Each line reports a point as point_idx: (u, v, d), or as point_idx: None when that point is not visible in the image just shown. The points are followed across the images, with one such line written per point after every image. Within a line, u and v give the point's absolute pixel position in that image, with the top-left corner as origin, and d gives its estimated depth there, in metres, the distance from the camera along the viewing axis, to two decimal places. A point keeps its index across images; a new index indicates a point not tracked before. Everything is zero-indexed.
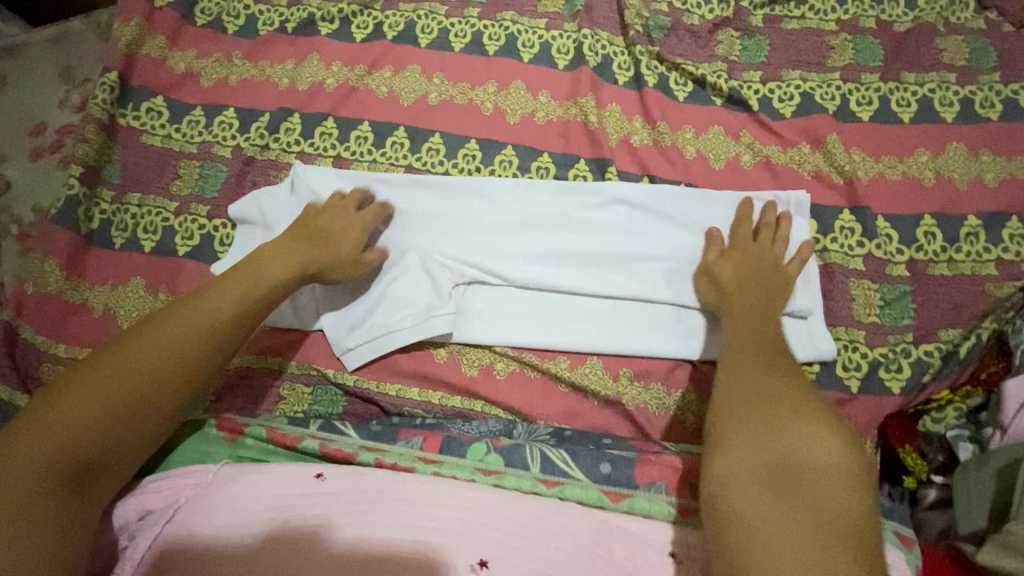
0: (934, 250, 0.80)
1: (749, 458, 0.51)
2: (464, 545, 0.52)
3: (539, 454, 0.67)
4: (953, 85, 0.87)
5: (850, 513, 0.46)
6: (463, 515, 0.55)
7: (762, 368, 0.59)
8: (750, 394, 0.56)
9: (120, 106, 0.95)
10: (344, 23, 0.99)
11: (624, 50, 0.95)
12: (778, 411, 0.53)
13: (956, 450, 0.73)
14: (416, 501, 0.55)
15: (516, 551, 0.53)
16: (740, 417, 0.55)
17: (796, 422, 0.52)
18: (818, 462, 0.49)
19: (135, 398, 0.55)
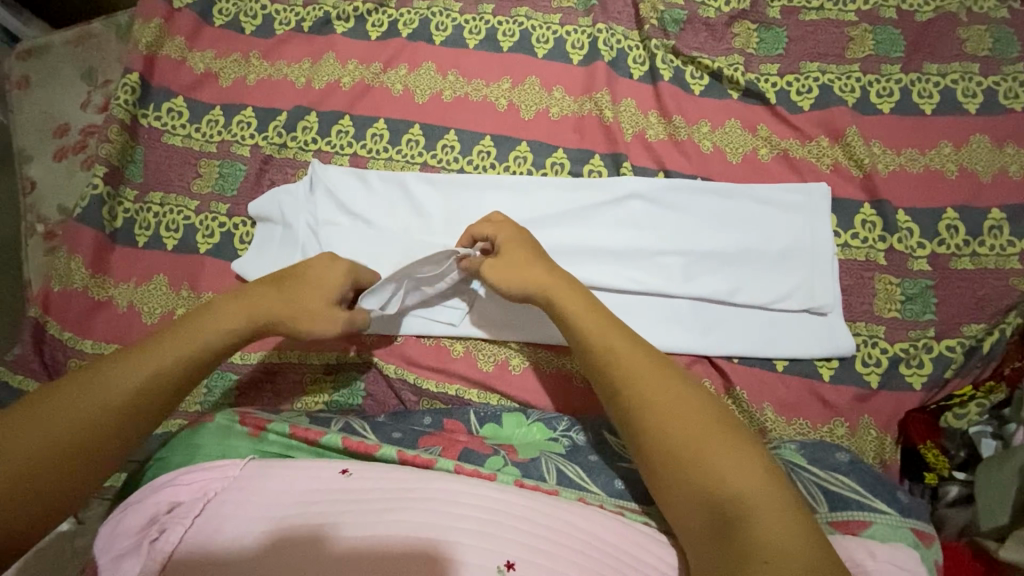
0: (958, 244, 0.79)
1: (681, 491, 0.51)
2: (491, 547, 0.52)
3: (555, 468, 0.68)
4: (976, 76, 0.86)
5: (785, 530, 0.45)
6: (488, 514, 0.55)
7: (656, 381, 0.57)
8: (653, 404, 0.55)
9: (141, 107, 0.96)
10: (359, 22, 1.00)
11: (639, 44, 0.94)
12: (706, 433, 0.52)
13: (979, 447, 0.71)
14: (441, 500, 0.55)
15: (541, 552, 0.53)
16: (653, 434, 0.54)
17: (700, 436, 0.52)
18: (728, 478, 0.49)
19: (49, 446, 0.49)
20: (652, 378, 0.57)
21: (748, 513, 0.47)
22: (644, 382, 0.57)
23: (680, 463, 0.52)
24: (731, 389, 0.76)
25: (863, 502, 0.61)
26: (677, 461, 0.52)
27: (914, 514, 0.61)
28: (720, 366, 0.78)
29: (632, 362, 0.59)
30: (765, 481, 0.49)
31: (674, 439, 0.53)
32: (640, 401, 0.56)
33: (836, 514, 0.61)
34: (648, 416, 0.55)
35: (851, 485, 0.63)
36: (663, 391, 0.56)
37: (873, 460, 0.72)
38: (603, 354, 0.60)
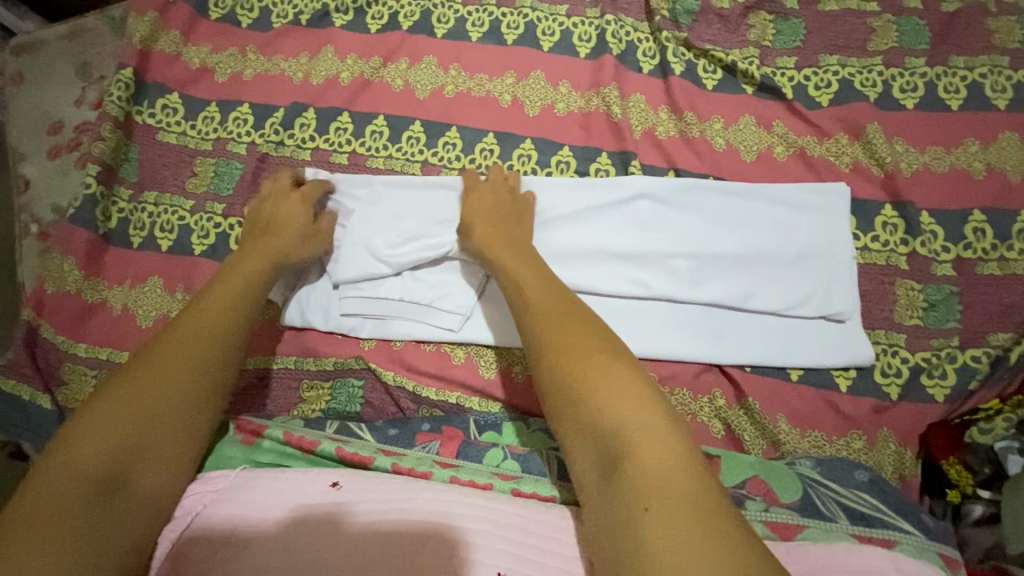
0: (984, 248, 0.75)
1: (588, 451, 0.48)
2: (485, 558, 0.50)
3: (557, 463, 0.67)
4: (1005, 69, 0.81)
5: (673, 466, 0.44)
6: (480, 523, 0.52)
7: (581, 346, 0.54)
8: (552, 340, 0.55)
9: (136, 103, 0.94)
10: (359, 14, 0.96)
11: (649, 37, 0.90)
12: (612, 381, 0.50)
13: (1006, 464, 0.65)
14: (432, 511, 0.53)
15: (535, 565, 0.50)
16: (549, 371, 0.54)
17: (592, 366, 0.52)
18: (616, 413, 0.48)
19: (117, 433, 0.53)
20: (582, 343, 0.54)
21: (648, 478, 0.44)
22: (571, 345, 0.54)
23: (575, 401, 0.51)
24: (743, 400, 0.73)
25: (879, 520, 0.58)
26: (588, 421, 0.49)
27: (940, 538, 0.58)
28: (730, 374, 0.74)
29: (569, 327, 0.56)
30: (654, 414, 0.48)
31: (591, 404, 0.49)
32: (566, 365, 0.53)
33: (859, 529, 0.58)
34: (552, 360, 0.54)
35: (870, 502, 0.60)
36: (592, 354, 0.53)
37: (891, 476, 0.69)
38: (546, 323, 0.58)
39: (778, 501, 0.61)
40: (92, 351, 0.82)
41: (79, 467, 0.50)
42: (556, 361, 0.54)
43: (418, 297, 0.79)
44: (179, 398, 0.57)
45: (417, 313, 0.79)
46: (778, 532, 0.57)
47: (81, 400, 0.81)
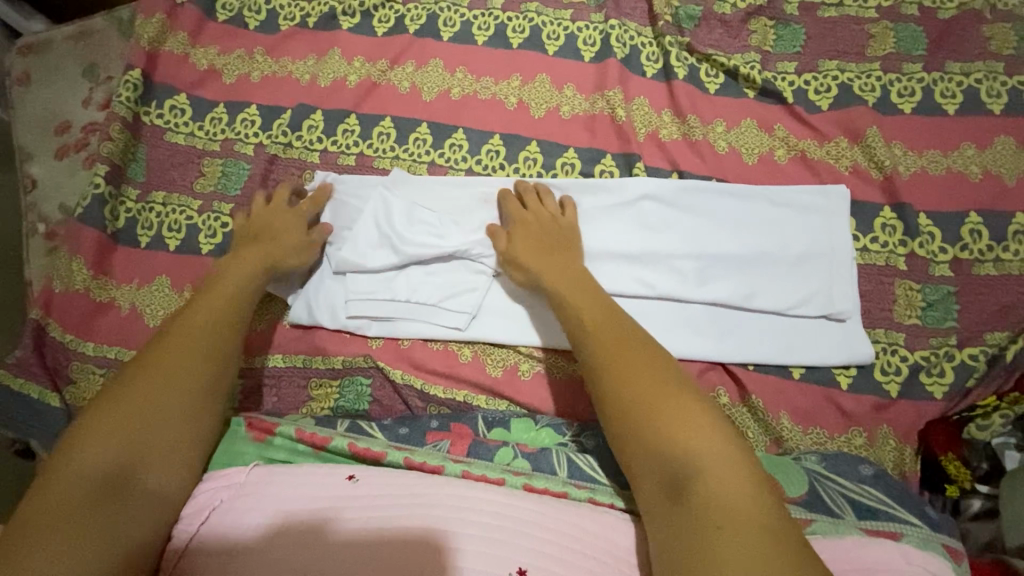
0: (981, 249, 0.76)
1: (655, 476, 0.51)
2: (503, 555, 0.51)
3: (567, 461, 0.67)
4: (1000, 75, 0.83)
5: (745, 498, 0.46)
6: (498, 520, 0.54)
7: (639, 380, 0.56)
8: (618, 367, 0.58)
9: (144, 104, 0.94)
10: (365, 17, 0.97)
11: (652, 41, 0.92)
12: (682, 411, 0.53)
13: (1002, 459, 0.69)
14: (450, 505, 0.54)
15: (551, 559, 0.52)
16: (616, 396, 0.56)
17: (659, 393, 0.55)
18: (686, 440, 0.51)
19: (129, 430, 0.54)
20: (643, 376, 0.57)
21: (710, 502, 0.46)
22: (637, 374, 0.57)
23: (642, 425, 0.53)
24: (747, 398, 0.74)
25: (882, 513, 0.60)
26: (657, 450, 0.51)
27: (942, 530, 0.60)
28: (734, 373, 0.76)
29: (623, 358, 0.59)
30: (724, 445, 0.51)
31: (655, 430, 0.52)
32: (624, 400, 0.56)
33: (866, 522, 0.59)
34: (619, 387, 0.57)
35: (874, 495, 0.62)
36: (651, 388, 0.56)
37: (892, 471, 0.70)
38: (594, 360, 0.60)
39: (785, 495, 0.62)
40: (101, 350, 0.83)
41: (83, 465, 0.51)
42: (623, 388, 0.56)
43: (425, 298, 0.80)
44: (169, 403, 0.57)
45: (425, 314, 0.80)
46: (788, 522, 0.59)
47: (89, 399, 0.81)
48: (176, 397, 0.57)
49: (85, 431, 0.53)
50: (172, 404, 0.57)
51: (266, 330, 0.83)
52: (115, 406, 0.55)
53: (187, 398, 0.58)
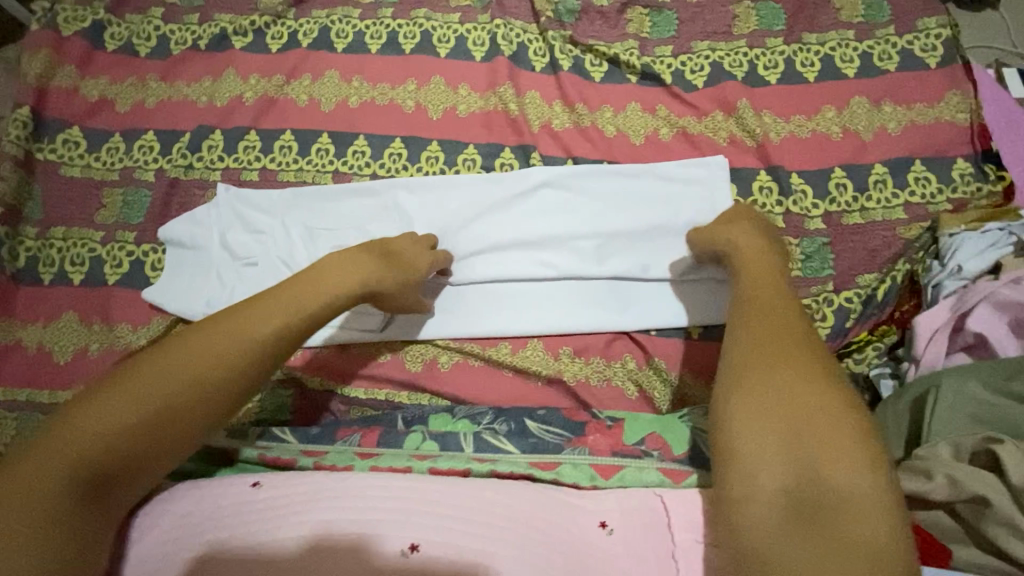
0: (847, 201, 0.83)
1: (772, 480, 0.47)
2: (393, 531, 0.54)
3: (473, 437, 0.69)
4: (851, 42, 0.91)
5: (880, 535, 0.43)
6: (387, 500, 0.57)
7: (805, 363, 0.52)
8: (774, 347, 0.54)
9: (35, 141, 0.93)
10: (257, 35, 0.99)
11: (538, 37, 0.96)
12: (838, 418, 0.49)
13: (879, 387, 0.76)
14: (346, 493, 0.57)
15: (441, 528, 0.55)
16: (772, 381, 0.51)
17: (823, 394, 0.50)
18: (836, 460, 0.46)
19: (112, 438, 0.50)
20: (809, 366, 0.52)
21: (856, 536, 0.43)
22: (786, 362, 0.52)
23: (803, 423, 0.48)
24: (651, 360, 0.79)
25: None
26: (803, 458, 0.47)
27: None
28: (639, 340, 0.80)
29: (797, 352, 0.53)
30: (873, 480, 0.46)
31: (829, 433, 0.48)
32: (797, 390, 0.50)
33: None
34: (776, 374, 0.52)
35: None
36: (815, 415, 0.49)
37: None
38: (762, 348, 0.54)
39: (671, 454, 0.66)
40: (8, 393, 0.81)
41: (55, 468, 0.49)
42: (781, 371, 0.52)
43: None
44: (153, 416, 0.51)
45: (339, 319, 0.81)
46: (670, 476, 0.63)
47: None
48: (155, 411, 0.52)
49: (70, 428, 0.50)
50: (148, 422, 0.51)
51: None
52: (102, 407, 0.51)
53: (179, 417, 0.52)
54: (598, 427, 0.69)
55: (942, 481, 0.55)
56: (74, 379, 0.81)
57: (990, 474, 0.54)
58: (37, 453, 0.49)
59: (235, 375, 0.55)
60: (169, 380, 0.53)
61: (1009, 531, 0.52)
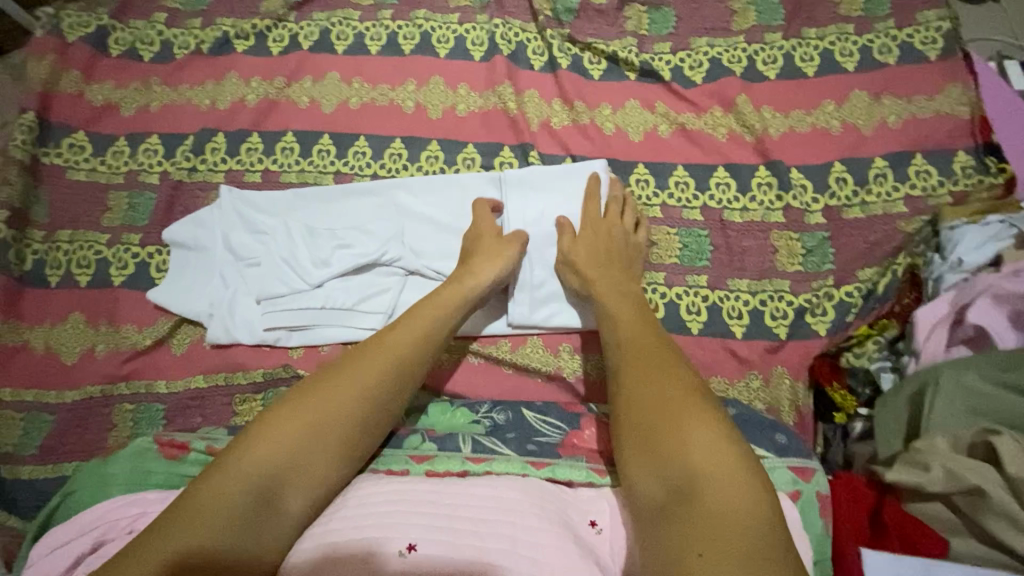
0: (847, 195, 0.83)
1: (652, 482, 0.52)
2: (395, 532, 0.54)
3: (471, 439, 0.69)
4: (851, 35, 0.91)
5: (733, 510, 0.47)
6: (393, 506, 0.56)
7: (656, 369, 0.59)
8: (631, 358, 0.62)
9: (41, 145, 0.94)
10: (259, 39, 1.00)
11: (537, 36, 0.96)
12: (684, 414, 0.54)
13: (880, 381, 0.75)
14: (350, 505, 0.57)
15: (441, 531, 0.54)
16: (629, 391, 0.58)
17: (665, 388, 0.57)
18: (689, 449, 0.51)
19: (300, 438, 0.57)
20: (647, 371, 0.59)
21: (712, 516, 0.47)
22: (636, 372, 0.60)
23: (652, 425, 0.55)
24: None
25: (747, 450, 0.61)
26: (665, 455, 0.52)
27: (793, 453, 0.61)
28: None
29: (642, 357, 0.61)
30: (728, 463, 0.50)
31: (668, 431, 0.53)
32: (654, 387, 0.57)
33: None
34: (627, 383, 0.59)
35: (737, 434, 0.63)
36: (663, 416, 0.55)
37: (788, 407, 0.75)
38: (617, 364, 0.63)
39: None
40: (17, 393, 0.82)
41: (257, 459, 0.55)
42: (634, 378, 0.59)
43: (339, 303, 0.82)
44: (335, 415, 0.59)
45: (340, 317, 0.82)
46: None
47: (8, 444, 0.80)
48: (344, 412, 0.59)
49: (272, 423, 0.57)
50: (333, 423, 0.58)
51: (182, 355, 0.84)
52: (299, 408, 0.58)
53: (352, 419, 0.59)
54: (593, 420, 0.71)
55: (939, 473, 0.56)
56: (82, 380, 0.82)
57: (989, 468, 0.55)
58: (249, 443, 0.56)
59: (376, 402, 0.61)
60: (352, 384, 0.61)
61: (1005, 521, 0.53)
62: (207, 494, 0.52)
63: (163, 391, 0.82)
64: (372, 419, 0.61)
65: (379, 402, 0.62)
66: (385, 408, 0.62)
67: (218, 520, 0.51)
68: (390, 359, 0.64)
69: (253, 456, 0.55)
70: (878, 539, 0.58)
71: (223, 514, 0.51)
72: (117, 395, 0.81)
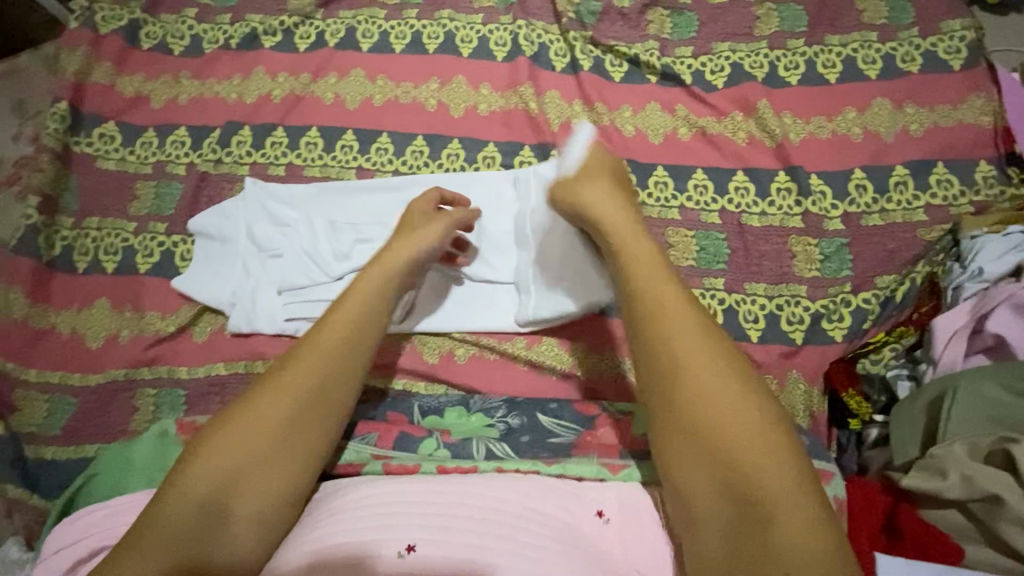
0: (867, 202, 0.83)
1: (708, 477, 0.52)
2: (392, 533, 0.55)
3: (485, 447, 0.69)
4: (874, 43, 0.91)
5: (802, 506, 0.48)
6: (385, 507, 0.58)
7: (715, 351, 0.55)
8: (679, 330, 0.57)
9: (73, 135, 0.97)
10: (286, 35, 1.01)
11: (559, 37, 0.97)
12: (744, 404, 0.53)
13: (895, 388, 0.75)
14: (379, 502, 0.58)
15: (438, 530, 0.56)
16: (689, 374, 0.55)
17: (724, 375, 0.54)
18: (751, 445, 0.51)
19: (242, 449, 0.58)
20: (701, 349, 0.55)
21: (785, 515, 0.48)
22: (687, 345, 0.56)
23: (709, 416, 0.53)
24: None
25: None
26: (725, 450, 0.51)
27: (815, 455, 0.62)
28: None
29: (689, 333, 0.56)
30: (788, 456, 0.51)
31: (726, 425, 0.52)
32: (713, 371, 0.54)
33: None
34: (681, 362, 0.55)
35: None
36: (722, 407, 0.53)
37: (803, 412, 0.75)
38: (653, 336, 0.57)
39: None
40: (43, 375, 0.84)
41: (202, 474, 0.56)
42: (691, 359, 0.55)
43: None
44: (277, 423, 0.60)
45: None
46: None
47: (34, 424, 0.82)
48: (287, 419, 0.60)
49: (215, 438, 0.58)
50: (275, 431, 0.59)
51: (203, 343, 0.85)
52: (240, 420, 0.59)
53: (297, 425, 0.61)
54: (607, 419, 0.72)
55: (956, 479, 0.56)
56: (106, 363, 0.84)
57: (1005, 474, 0.55)
58: (193, 459, 0.58)
59: (316, 404, 0.62)
60: (290, 391, 0.61)
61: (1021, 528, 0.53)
62: (162, 512, 0.55)
63: (185, 377, 0.83)
64: (316, 421, 0.62)
65: (323, 408, 0.62)
66: (328, 411, 0.63)
67: (174, 537, 0.54)
68: (327, 363, 0.63)
69: (199, 472, 0.57)
70: (893, 543, 0.59)
71: (177, 532, 0.54)
72: (140, 380, 0.83)
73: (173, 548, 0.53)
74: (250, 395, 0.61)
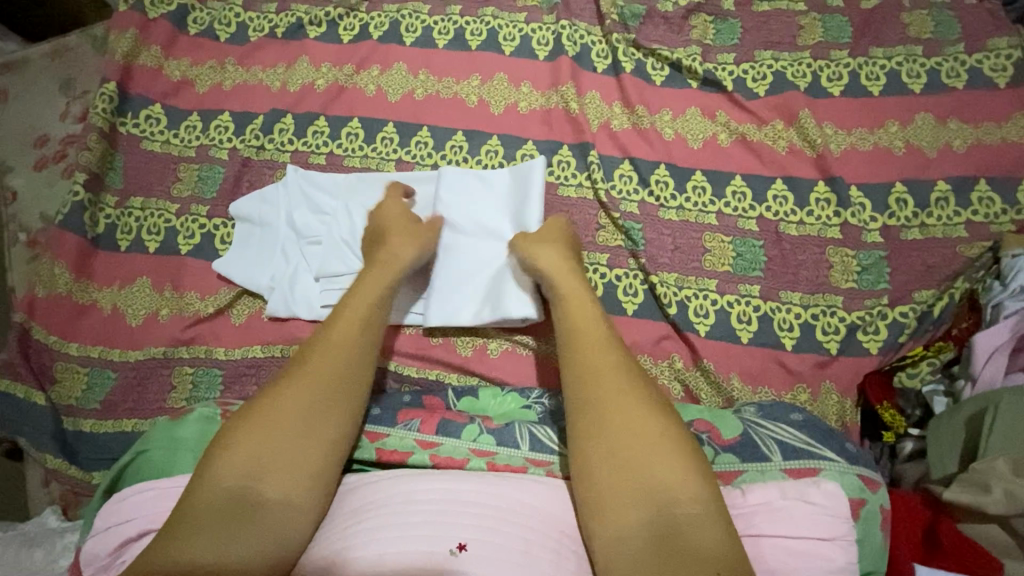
0: (907, 216, 0.83)
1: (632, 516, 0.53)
2: (443, 531, 0.53)
3: (527, 433, 0.69)
4: (919, 57, 0.91)
5: (707, 542, 0.50)
6: (432, 507, 0.56)
7: (620, 383, 0.61)
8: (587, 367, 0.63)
9: (120, 115, 0.98)
10: (331, 26, 1.03)
11: (602, 39, 0.98)
12: (647, 448, 0.56)
13: (932, 404, 0.77)
14: (414, 494, 0.57)
15: (490, 531, 0.54)
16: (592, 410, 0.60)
17: (623, 411, 0.59)
18: (658, 478, 0.54)
19: (264, 441, 0.58)
20: (607, 379, 0.61)
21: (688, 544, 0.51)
22: (606, 379, 0.61)
23: (623, 453, 0.57)
24: (699, 362, 0.79)
25: (814, 452, 0.63)
26: (647, 486, 0.55)
27: (860, 463, 0.63)
28: (690, 341, 0.80)
29: (607, 369, 0.62)
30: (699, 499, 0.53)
31: (640, 459, 0.56)
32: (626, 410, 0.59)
33: (791, 464, 0.63)
34: (597, 396, 0.60)
35: (803, 438, 0.65)
36: (628, 443, 0.57)
37: (835, 422, 0.75)
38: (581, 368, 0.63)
39: (721, 437, 0.66)
40: (84, 348, 0.86)
41: (226, 467, 0.57)
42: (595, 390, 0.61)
43: None
44: (293, 414, 0.60)
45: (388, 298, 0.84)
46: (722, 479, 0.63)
47: (74, 398, 0.84)
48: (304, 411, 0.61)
49: (238, 432, 0.59)
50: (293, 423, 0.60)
51: (240, 326, 0.86)
52: (261, 415, 0.60)
53: (314, 417, 0.61)
54: None
55: (1000, 494, 0.57)
56: (146, 341, 0.86)
57: None
58: (215, 454, 0.58)
59: (331, 397, 0.62)
60: (306, 385, 0.62)
61: None
62: (189, 506, 0.54)
63: (222, 358, 0.85)
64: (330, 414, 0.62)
65: (335, 400, 0.63)
66: (344, 405, 0.63)
67: (201, 528, 0.53)
68: (341, 359, 0.65)
69: (223, 465, 0.57)
70: (932, 556, 0.60)
71: (201, 523, 0.53)
72: (177, 359, 0.85)
73: (198, 539, 0.52)
74: (270, 391, 0.62)
